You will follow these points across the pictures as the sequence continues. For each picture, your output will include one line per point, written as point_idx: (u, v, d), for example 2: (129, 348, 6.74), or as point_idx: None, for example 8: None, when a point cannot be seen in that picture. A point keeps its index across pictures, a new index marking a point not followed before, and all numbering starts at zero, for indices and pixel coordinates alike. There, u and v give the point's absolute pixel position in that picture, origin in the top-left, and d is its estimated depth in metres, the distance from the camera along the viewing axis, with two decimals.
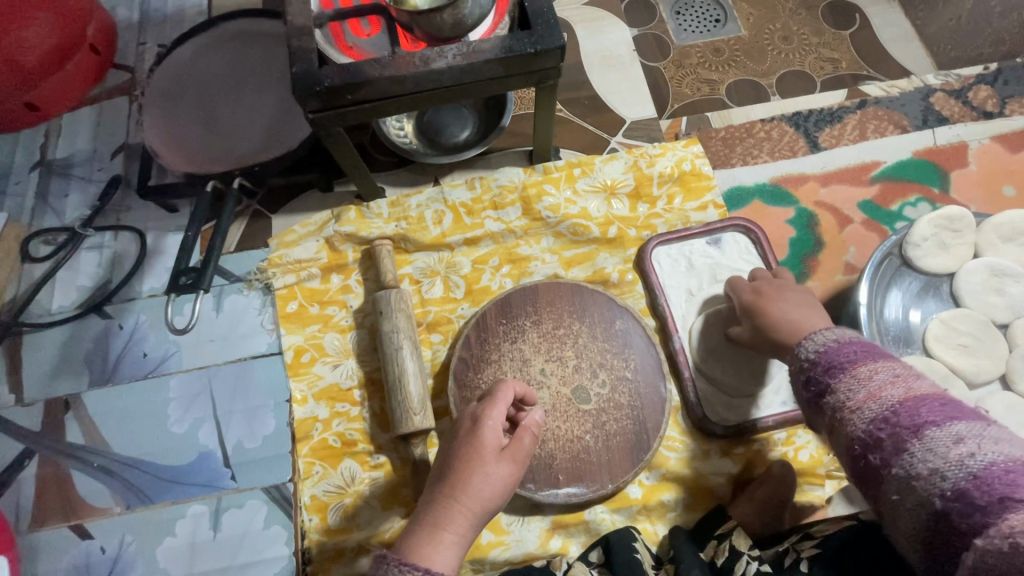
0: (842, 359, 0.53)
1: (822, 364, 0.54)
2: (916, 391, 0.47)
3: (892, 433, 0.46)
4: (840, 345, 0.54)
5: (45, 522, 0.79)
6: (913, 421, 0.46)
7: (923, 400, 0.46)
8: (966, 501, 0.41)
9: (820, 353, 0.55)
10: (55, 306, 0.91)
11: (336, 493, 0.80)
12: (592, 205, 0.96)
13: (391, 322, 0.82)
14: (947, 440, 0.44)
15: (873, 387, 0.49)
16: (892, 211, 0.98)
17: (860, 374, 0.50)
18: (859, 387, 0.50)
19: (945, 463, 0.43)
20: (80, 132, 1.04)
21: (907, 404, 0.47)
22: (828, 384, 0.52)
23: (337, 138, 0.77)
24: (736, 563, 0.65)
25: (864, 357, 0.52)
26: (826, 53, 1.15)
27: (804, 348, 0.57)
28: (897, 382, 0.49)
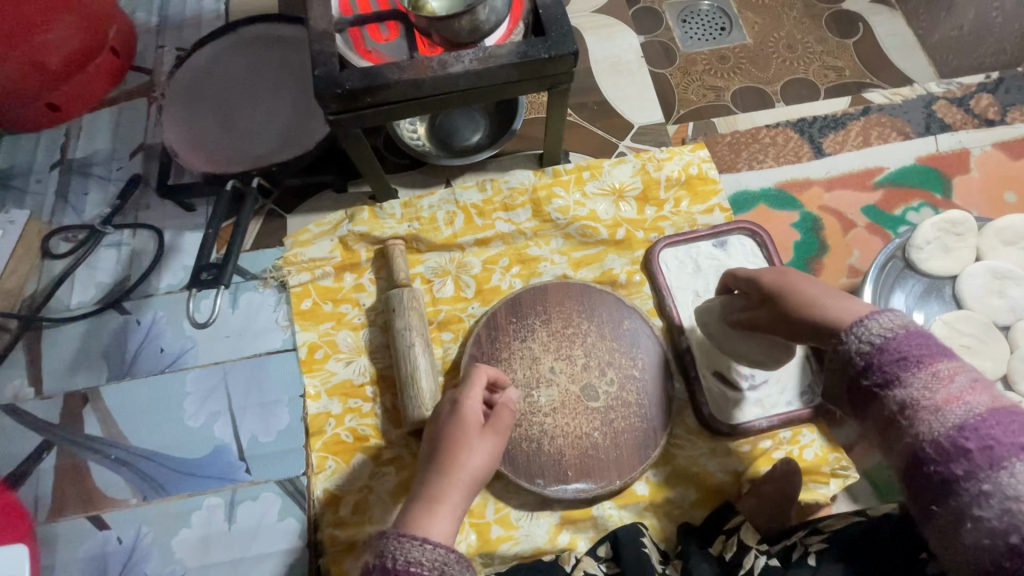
0: (919, 352, 0.47)
1: (892, 355, 0.47)
2: (997, 403, 0.44)
3: (977, 448, 0.42)
4: (911, 336, 0.48)
5: (64, 513, 0.81)
6: (1008, 436, 0.42)
7: (1006, 416, 0.43)
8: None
9: (883, 341, 0.49)
10: (74, 301, 0.94)
11: (348, 487, 0.82)
12: (601, 207, 0.98)
13: (404, 319, 0.84)
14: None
15: (956, 391, 0.44)
16: (895, 215, 0.99)
17: (942, 375, 0.45)
18: (942, 392, 0.45)
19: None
20: (100, 133, 1.06)
21: (995, 416, 0.43)
22: (901, 379, 0.46)
23: (355, 139, 0.80)
24: (745, 557, 0.67)
25: (943, 355, 0.47)
26: (829, 61, 1.17)
27: (860, 333, 0.50)
28: (977, 389, 0.45)
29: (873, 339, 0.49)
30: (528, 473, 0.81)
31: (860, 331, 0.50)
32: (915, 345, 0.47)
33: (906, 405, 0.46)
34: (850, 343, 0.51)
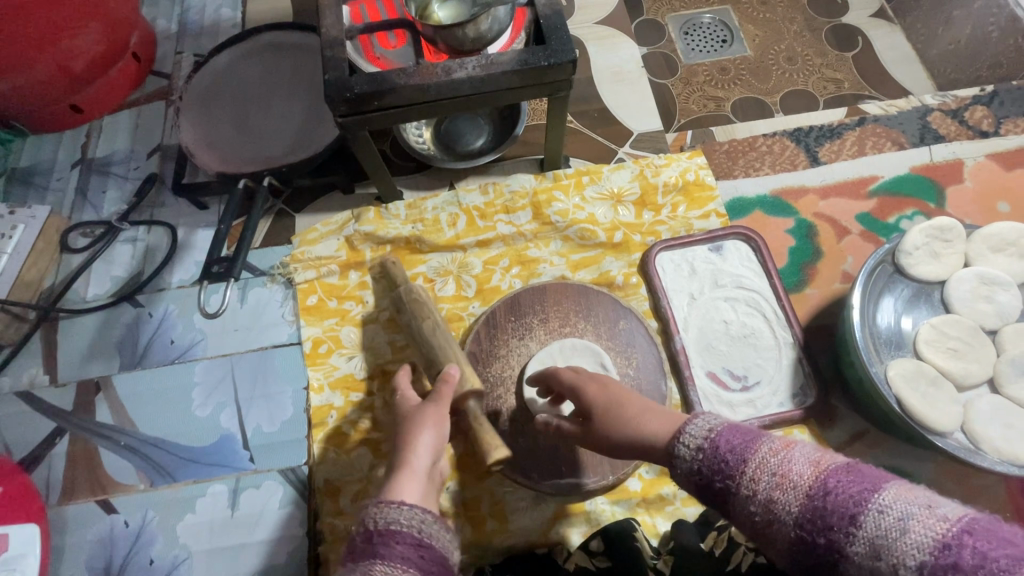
0: (731, 455, 0.51)
1: (713, 466, 0.52)
2: (821, 465, 0.47)
3: (815, 549, 0.45)
4: (710, 447, 0.53)
5: (74, 496, 0.83)
6: (837, 504, 0.44)
7: (826, 492, 0.45)
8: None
9: (702, 451, 0.54)
10: (90, 294, 0.97)
11: (347, 477, 0.84)
12: (599, 211, 1.01)
13: (427, 302, 0.87)
14: (870, 546, 0.42)
15: (769, 492, 0.48)
16: (889, 223, 1.01)
17: (751, 480, 0.50)
18: (754, 500, 0.49)
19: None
20: (120, 134, 1.11)
21: (820, 487, 0.46)
22: (731, 484, 0.51)
23: (363, 141, 0.83)
24: (735, 553, 0.70)
25: (738, 453, 0.51)
26: (828, 73, 1.20)
27: (682, 446, 0.55)
28: (782, 482, 0.48)
29: (691, 466, 0.54)
30: (523, 468, 0.83)
31: (680, 453, 0.55)
32: (715, 458, 0.52)
33: (747, 525, 0.50)
34: (678, 470, 0.56)
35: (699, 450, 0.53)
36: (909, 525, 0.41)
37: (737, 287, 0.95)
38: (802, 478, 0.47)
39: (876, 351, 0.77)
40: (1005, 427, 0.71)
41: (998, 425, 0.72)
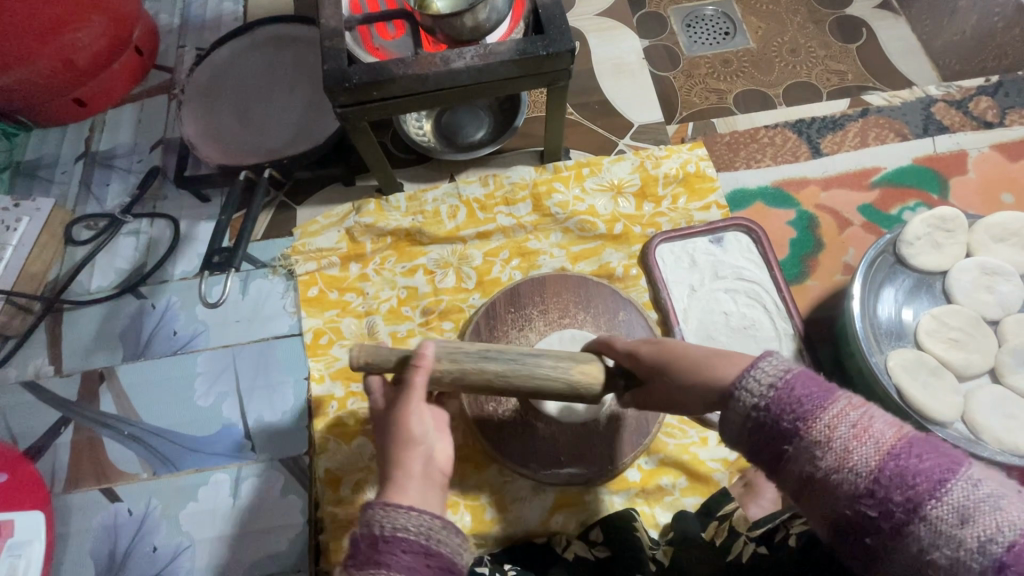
0: (803, 403, 0.44)
1: (780, 408, 0.45)
2: (902, 428, 0.42)
3: (886, 509, 0.40)
4: (784, 387, 0.46)
5: (78, 485, 0.84)
6: (923, 470, 0.40)
7: (910, 454, 0.41)
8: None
9: (769, 397, 0.46)
10: (94, 286, 0.98)
11: (347, 467, 0.84)
12: (599, 203, 1.01)
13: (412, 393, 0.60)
14: (957, 515, 0.38)
15: (847, 444, 0.42)
16: (892, 214, 1.01)
17: (827, 427, 0.43)
18: (828, 448, 0.43)
19: (962, 549, 0.38)
20: (123, 127, 1.12)
21: (906, 449, 0.41)
22: (800, 430, 0.44)
23: (363, 132, 0.83)
24: (735, 542, 0.68)
25: (815, 400, 0.44)
26: (832, 65, 1.19)
27: (746, 388, 0.48)
28: (864, 435, 0.42)
29: (752, 404, 0.47)
30: (522, 457, 0.83)
31: (742, 392, 0.48)
32: (789, 399, 0.45)
33: (804, 473, 0.44)
34: (732, 411, 0.49)
35: (774, 388, 0.46)
36: (1002, 504, 0.38)
37: (738, 278, 0.95)
38: (885, 435, 0.42)
39: (876, 341, 0.76)
40: (1005, 417, 0.71)
41: (999, 415, 0.71)
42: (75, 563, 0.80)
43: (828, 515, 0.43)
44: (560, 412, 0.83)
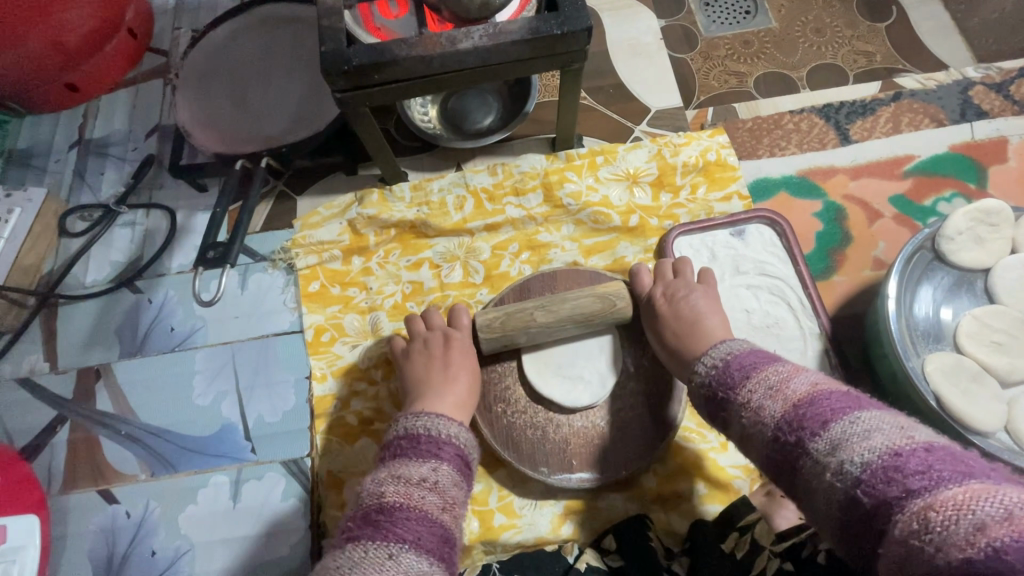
0: (739, 372, 0.59)
1: (719, 378, 0.60)
2: (816, 387, 0.52)
3: (784, 448, 0.51)
4: (723, 366, 0.60)
5: (75, 486, 0.82)
6: (816, 415, 0.49)
7: (810, 404, 0.50)
8: (857, 507, 0.43)
9: (716, 370, 0.61)
10: (89, 279, 0.95)
11: (352, 470, 0.81)
12: (614, 193, 0.96)
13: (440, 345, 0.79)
14: (831, 445, 0.47)
15: (761, 400, 0.54)
16: (926, 205, 0.95)
17: (748, 390, 0.56)
18: (746, 406, 0.55)
19: (831, 472, 0.46)
20: (117, 114, 1.08)
21: (804, 400, 0.51)
22: (730, 391, 0.58)
23: (365, 119, 0.78)
24: (758, 557, 0.64)
25: (745, 370, 0.58)
26: (860, 46, 1.12)
27: (703, 364, 0.63)
28: (776, 394, 0.53)
29: (703, 380, 0.62)
30: (533, 461, 0.79)
31: (699, 369, 0.64)
32: (725, 374, 0.60)
33: (733, 429, 0.57)
34: (694, 384, 0.64)
35: (715, 367, 0.61)
36: (872, 436, 0.45)
37: (760, 274, 0.90)
38: (794, 391, 0.53)
39: (913, 344, 0.71)
40: None
41: None
42: (72, 566, 0.78)
43: (759, 463, 0.55)
44: (566, 399, 0.79)
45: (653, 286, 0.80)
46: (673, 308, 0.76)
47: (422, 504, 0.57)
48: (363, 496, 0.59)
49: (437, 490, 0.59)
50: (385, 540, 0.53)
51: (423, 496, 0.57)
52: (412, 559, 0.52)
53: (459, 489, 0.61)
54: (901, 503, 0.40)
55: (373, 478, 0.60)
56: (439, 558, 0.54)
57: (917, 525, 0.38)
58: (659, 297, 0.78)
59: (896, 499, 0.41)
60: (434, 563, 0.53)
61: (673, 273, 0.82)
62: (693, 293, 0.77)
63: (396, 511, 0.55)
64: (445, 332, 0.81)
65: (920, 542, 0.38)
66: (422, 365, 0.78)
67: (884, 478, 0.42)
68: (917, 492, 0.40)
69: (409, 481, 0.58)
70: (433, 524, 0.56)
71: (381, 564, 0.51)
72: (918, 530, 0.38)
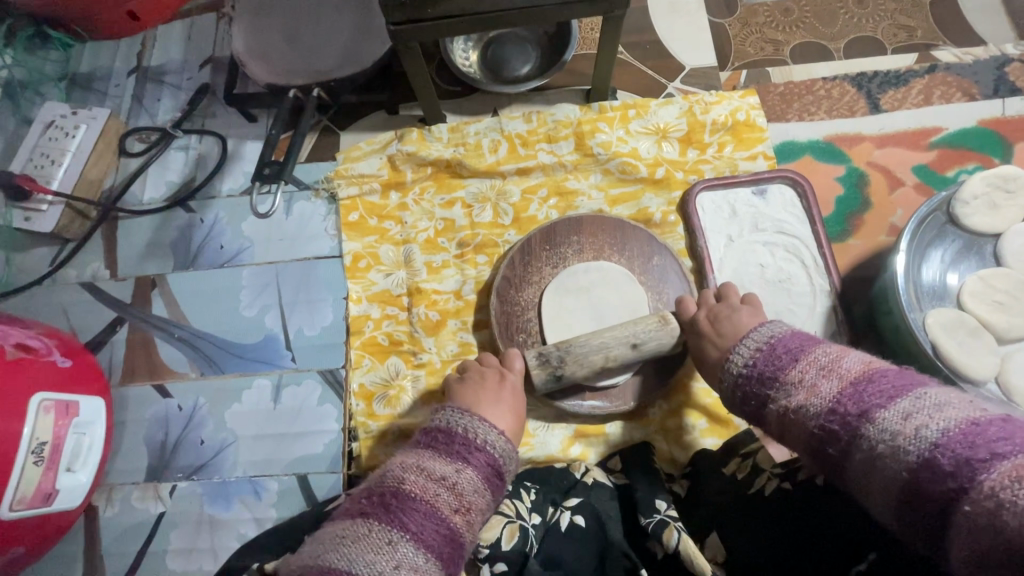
0: (779, 359, 0.64)
1: (761, 368, 0.65)
2: (868, 368, 0.58)
3: (844, 420, 0.55)
4: (768, 349, 0.66)
5: (133, 379, 0.91)
6: (880, 390, 0.55)
7: (867, 383, 0.56)
8: (931, 469, 0.48)
9: (749, 368, 0.67)
10: (146, 198, 1.02)
11: (382, 384, 0.89)
12: (643, 146, 0.99)
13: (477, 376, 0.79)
14: (900, 414, 0.52)
15: (815, 381, 0.60)
16: (947, 177, 0.97)
17: (799, 371, 0.62)
18: (800, 385, 0.61)
19: (904, 437, 0.50)
20: (174, 43, 1.13)
21: (864, 380, 0.57)
22: (778, 376, 0.63)
23: (414, 54, 0.83)
24: (757, 478, 0.69)
25: (792, 355, 0.64)
26: (902, 20, 1.10)
27: (738, 356, 0.68)
28: (830, 373, 0.59)
29: (743, 365, 0.67)
30: (548, 387, 0.85)
31: (734, 357, 0.69)
32: (772, 357, 0.65)
33: (780, 408, 0.62)
34: (729, 372, 0.69)
35: (758, 350, 0.66)
36: (942, 408, 0.51)
37: (778, 232, 0.93)
38: (849, 371, 0.59)
39: (917, 299, 0.76)
40: None
41: None
42: (131, 449, 0.87)
43: (804, 444, 0.60)
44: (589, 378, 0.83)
45: (697, 311, 0.80)
46: (716, 328, 0.76)
47: (434, 500, 0.61)
48: (385, 474, 0.64)
49: (454, 490, 0.62)
50: (387, 526, 0.58)
51: (438, 493, 0.61)
52: (407, 550, 0.57)
53: (480, 495, 0.63)
54: (985, 464, 0.45)
55: (400, 462, 0.65)
56: (435, 556, 0.58)
57: (1007, 481, 0.43)
58: (705, 321, 0.78)
59: (981, 459, 0.45)
60: (429, 559, 0.57)
61: (716, 298, 0.81)
62: (738, 313, 0.76)
63: (407, 501, 0.60)
64: (499, 370, 0.80)
65: (1011, 495, 0.42)
66: (474, 392, 0.77)
67: (964, 442, 0.47)
68: (1002, 454, 0.45)
69: (430, 476, 0.62)
70: (440, 525, 0.59)
71: (378, 547, 0.56)
72: (1009, 484, 0.42)
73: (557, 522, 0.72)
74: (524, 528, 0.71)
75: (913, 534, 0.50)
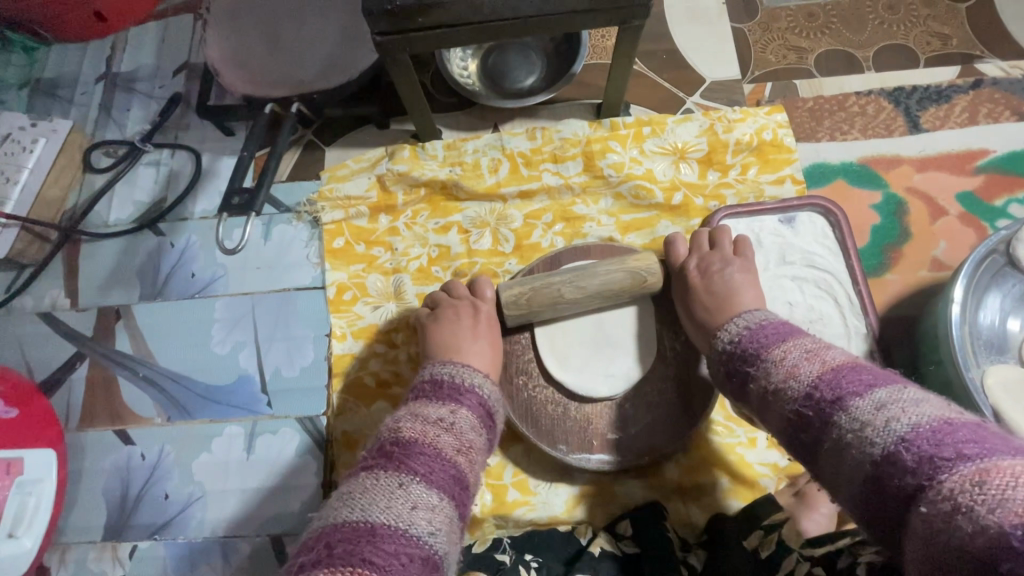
0: (764, 339, 0.58)
1: (744, 347, 0.59)
2: (852, 359, 0.50)
3: (817, 406, 0.48)
4: (756, 328, 0.60)
5: (92, 424, 0.82)
6: (859, 379, 0.47)
7: (848, 371, 0.49)
8: (894, 464, 0.41)
9: (734, 343, 0.61)
10: (112, 218, 0.93)
11: (366, 432, 0.80)
12: (658, 167, 0.90)
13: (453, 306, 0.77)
14: (874, 405, 0.44)
15: (795, 363, 0.53)
16: (996, 206, 0.88)
17: (781, 351, 0.55)
18: (779, 364, 0.54)
19: (872, 430, 0.43)
20: (146, 47, 1.04)
21: (845, 367, 0.49)
22: (760, 355, 0.56)
23: (404, 67, 0.73)
24: (786, 559, 0.60)
25: (779, 337, 0.57)
26: (935, 27, 1.01)
27: (723, 337, 0.63)
28: (812, 357, 0.52)
29: (729, 343, 0.61)
30: (551, 439, 0.76)
31: (724, 333, 0.63)
32: (759, 335, 0.59)
33: (758, 387, 0.55)
34: (717, 349, 0.63)
35: (748, 327, 0.61)
36: (920, 404, 0.43)
37: (808, 266, 0.84)
38: (833, 358, 0.51)
39: (974, 354, 0.67)
40: None
41: None
42: (87, 503, 0.79)
43: (778, 429, 0.53)
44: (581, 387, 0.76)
45: (687, 258, 0.78)
46: (706, 282, 0.74)
47: (438, 442, 0.53)
48: (380, 432, 0.55)
49: (453, 431, 0.55)
50: (395, 471, 0.49)
51: (438, 435, 0.54)
52: (420, 492, 0.48)
53: (478, 435, 0.58)
54: (950, 464, 0.38)
55: (392, 416, 0.57)
56: (448, 496, 0.50)
57: (967, 485, 0.36)
58: (694, 269, 0.76)
59: (946, 459, 0.38)
60: (444, 499, 0.49)
61: (709, 245, 0.79)
62: (728, 268, 0.74)
63: (410, 445, 0.52)
64: (472, 303, 0.77)
65: (969, 501, 0.36)
66: (450, 328, 0.74)
67: (930, 440, 0.40)
68: (969, 457, 0.38)
69: (426, 419, 0.55)
70: (448, 466, 0.52)
71: (390, 492, 0.47)
72: (970, 489, 0.36)
73: None
74: None
75: (878, 534, 0.43)
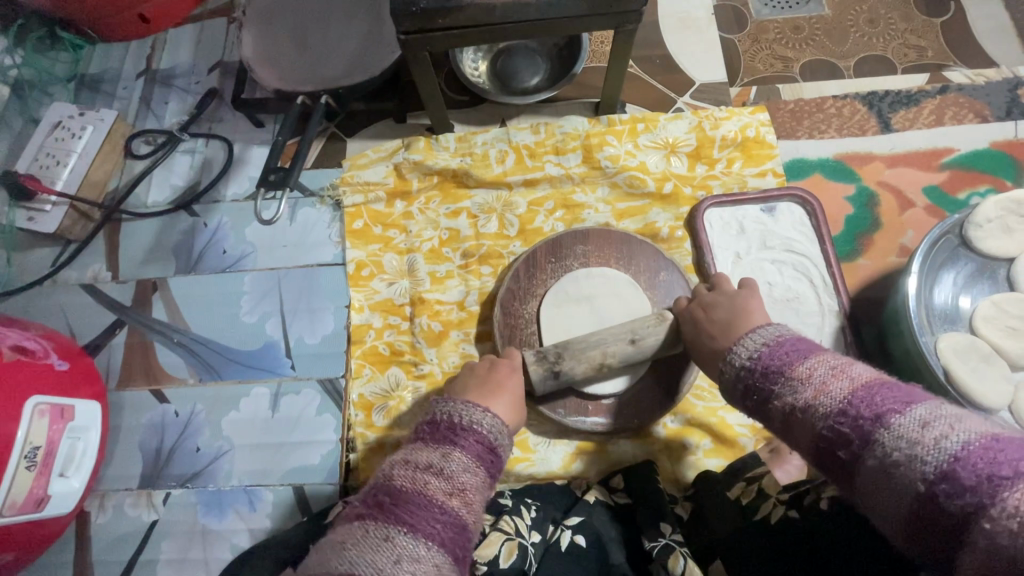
0: (784, 356, 0.55)
1: (762, 366, 0.56)
2: (879, 374, 0.50)
3: (855, 423, 0.47)
4: (774, 344, 0.57)
5: (130, 384, 0.90)
6: (894, 396, 0.47)
7: (879, 388, 0.48)
8: (949, 483, 0.41)
9: (753, 360, 0.57)
10: (150, 200, 1.02)
11: (381, 395, 0.87)
12: (651, 160, 0.99)
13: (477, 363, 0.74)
14: (917, 422, 0.44)
15: (823, 380, 0.51)
16: (959, 199, 0.96)
17: (806, 368, 0.53)
18: (806, 382, 0.52)
19: (921, 447, 0.43)
20: (183, 47, 1.13)
21: (876, 384, 0.49)
22: (782, 373, 0.54)
23: (423, 64, 0.82)
24: (763, 503, 0.67)
25: (799, 352, 0.55)
26: (912, 40, 1.10)
27: (738, 353, 0.59)
28: (840, 373, 0.51)
29: (746, 360, 0.58)
30: (550, 403, 0.84)
31: (736, 352, 0.59)
32: (779, 351, 0.56)
33: (784, 405, 0.53)
34: (730, 366, 0.60)
35: (766, 342, 0.57)
36: (962, 419, 0.44)
37: (787, 250, 0.92)
38: (860, 374, 0.50)
39: (929, 323, 0.75)
40: None
41: None
42: (125, 455, 0.86)
43: (808, 446, 0.51)
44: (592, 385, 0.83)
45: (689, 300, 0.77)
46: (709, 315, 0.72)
47: (428, 490, 0.53)
48: (377, 476, 0.56)
49: (446, 475, 0.54)
50: (383, 522, 0.50)
51: (429, 481, 0.53)
52: (407, 544, 0.49)
53: (475, 476, 0.56)
54: (1009, 482, 0.39)
55: (388, 460, 0.57)
56: (439, 545, 0.50)
57: None
58: (696, 309, 0.74)
59: (1005, 477, 0.39)
60: (433, 550, 0.49)
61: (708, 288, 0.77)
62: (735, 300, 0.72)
63: (401, 496, 0.52)
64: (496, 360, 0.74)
65: None
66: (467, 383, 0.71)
67: (985, 456, 0.40)
68: None
69: (418, 465, 0.54)
70: (439, 514, 0.52)
71: (375, 545, 0.48)
72: None
73: (557, 541, 0.69)
74: (523, 545, 0.69)
75: (923, 551, 0.44)
